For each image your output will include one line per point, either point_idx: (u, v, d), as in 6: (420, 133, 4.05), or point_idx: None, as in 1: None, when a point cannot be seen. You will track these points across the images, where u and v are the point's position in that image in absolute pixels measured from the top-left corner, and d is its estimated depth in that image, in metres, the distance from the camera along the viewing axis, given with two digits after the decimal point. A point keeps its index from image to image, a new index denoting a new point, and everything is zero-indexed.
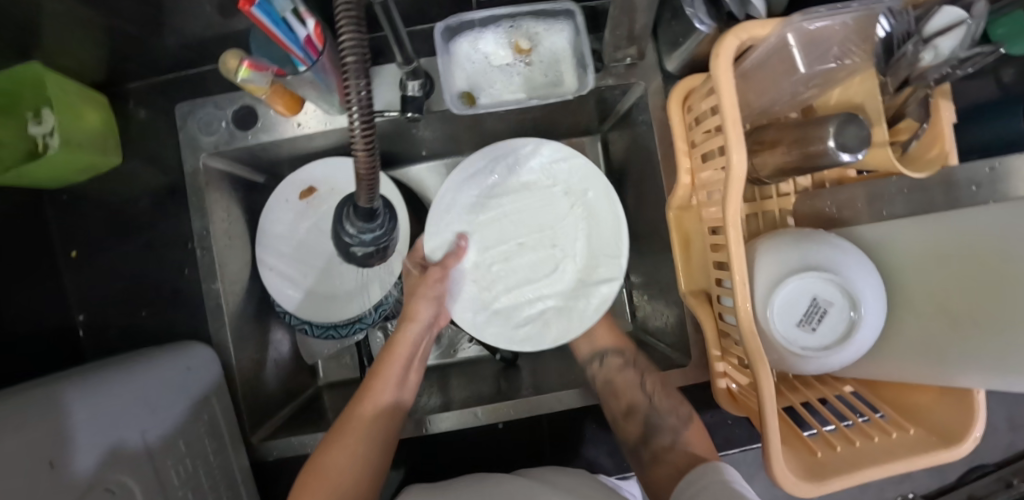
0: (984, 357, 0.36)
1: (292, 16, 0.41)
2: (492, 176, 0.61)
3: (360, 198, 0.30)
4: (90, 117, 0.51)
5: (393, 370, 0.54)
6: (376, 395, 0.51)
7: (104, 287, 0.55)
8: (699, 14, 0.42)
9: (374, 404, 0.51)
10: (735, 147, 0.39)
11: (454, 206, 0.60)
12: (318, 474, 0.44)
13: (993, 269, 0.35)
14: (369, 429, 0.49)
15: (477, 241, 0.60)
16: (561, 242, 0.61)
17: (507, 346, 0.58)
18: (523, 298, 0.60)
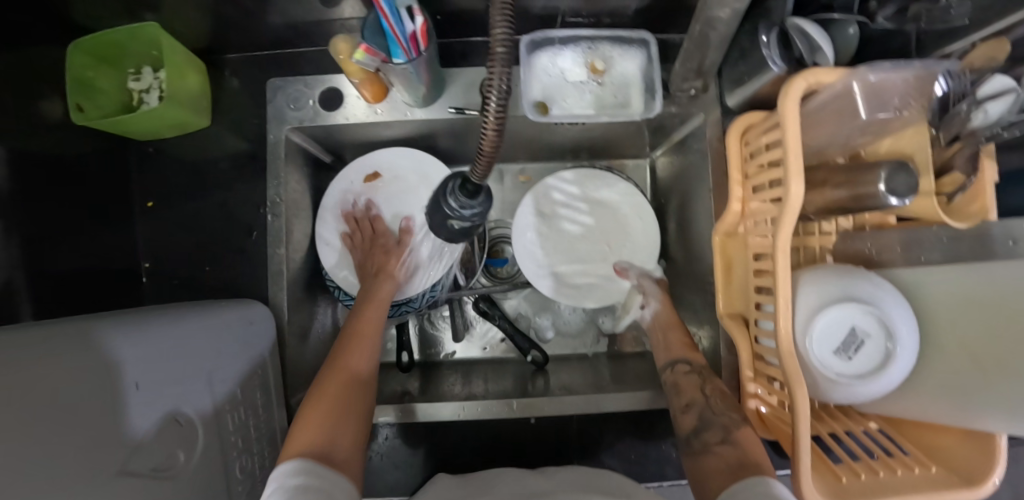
0: (1010, 399, 0.38)
1: (404, 11, 0.44)
2: (583, 181, 0.69)
3: (474, 173, 0.32)
4: (190, 79, 0.55)
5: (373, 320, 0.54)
6: (360, 339, 0.51)
7: (173, 238, 0.59)
8: (773, 56, 0.47)
9: (359, 347, 0.50)
10: (796, 179, 0.42)
11: (547, 195, 0.69)
12: (323, 398, 0.43)
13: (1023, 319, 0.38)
14: (362, 365, 0.48)
15: (553, 220, 0.68)
16: (615, 242, 0.68)
17: (555, 297, 0.66)
18: (575, 270, 0.68)
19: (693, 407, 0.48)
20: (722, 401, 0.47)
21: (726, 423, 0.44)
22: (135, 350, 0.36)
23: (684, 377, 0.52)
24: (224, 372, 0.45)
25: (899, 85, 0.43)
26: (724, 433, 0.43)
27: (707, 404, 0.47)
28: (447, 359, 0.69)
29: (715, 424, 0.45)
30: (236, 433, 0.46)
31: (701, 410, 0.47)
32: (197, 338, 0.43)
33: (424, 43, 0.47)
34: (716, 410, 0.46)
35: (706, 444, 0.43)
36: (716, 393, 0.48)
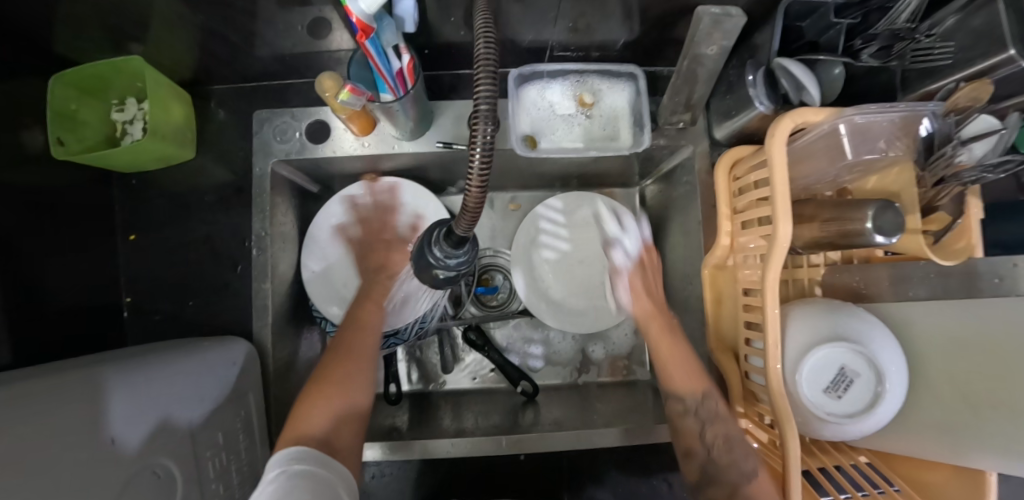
0: (1003, 444, 0.38)
1: (391, 50, 0.44)
2: (575, 204, 0.69)
3: (458, 225, 0.32)
4: (175, 111, 0.55)
5: (371, 314, 0.53)
6: (367, 321, 0.52)
7: (155, 273, 0.58)
8: (760, 95, 0.48)
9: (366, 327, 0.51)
10: (783, 219, 0.42)
11: (542, 220, 0.69)
12: (331, 378, 0.44)
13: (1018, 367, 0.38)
14: (369, 350, 0.49)
15: (550, 247, 0.69)
16: (611, 266, 0.68)
17: (558, 325, 0.66)
18: (573, 297, 0.68)
19: (695, 456, 0.48)
20: (727, 453, 0.46)
21: (737, 473, 0.44)
22: (111, 403, 0.35)
23: (682, 421, 0.50)
24: (207, 416, 0.44)
25: (884, 126, 0.44)
26: (738, 482, 0.43)
27: (710, 456, 0.47)
28: (438, 389, 0.68)
29: (722, 478, 0.45)
30: (220, 478, 0.44)
31: (704, 465, 0.47)
32: (179, 383, 0.42)
33: (412, 79, 0.46)
34: (720, 459, 0.46)
35: None
36: (718, 439, 0.47)
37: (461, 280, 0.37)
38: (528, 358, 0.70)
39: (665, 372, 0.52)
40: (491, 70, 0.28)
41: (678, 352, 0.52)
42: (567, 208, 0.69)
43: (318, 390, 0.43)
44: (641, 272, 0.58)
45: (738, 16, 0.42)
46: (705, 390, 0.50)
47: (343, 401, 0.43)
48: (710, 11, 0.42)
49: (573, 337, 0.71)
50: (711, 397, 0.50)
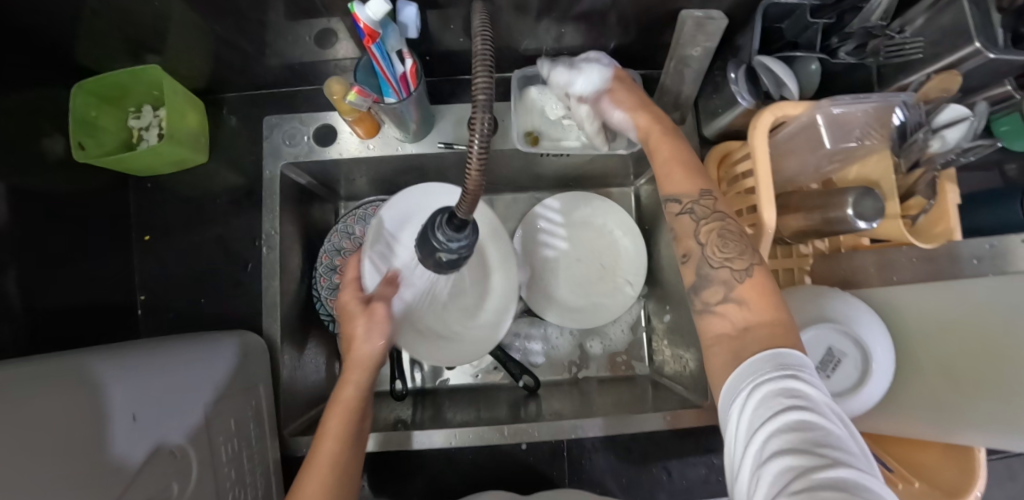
0: (998, 423, 0.40)
1: (395, 54, 0.47)
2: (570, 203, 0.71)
3: (459, 209, 0.34)
4: (190, 118, 0.58)
5: (340, 440, 0.40)
6: (327, 441, 0.40)
7: (168, 272, 0.60)
8: (742, 91, 0.50)
9: (330, 462, 0.39)
10: (767, 207, 0.45)
11: (542, 221, 0.71)
12: None
13: (1004, 350, 0.39)
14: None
15: (550, 248, 0.71)
16: (608, 263, 0.71)
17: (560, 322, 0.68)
18: (572, 294, 0.70)
19: (689, 256, 0.43)
20: (721, 249, 0.41)
21: (726, 277, 0.40)
22: (123, 385, 0.37)
23: (677, 221, 0.45)
24: (221, 404, 0.45)
25: (860, 117, 0.47)
26: (725, 290, 0.39)
27: (704, 255, 0.42)
28: (440, 386, 0.70)
29: (712, 280, 0.41)
30: (230, 463, 0.45)
31: (699, 262, 0.42)
32: (197, 370, 0.44)
33: (414, 83, 0.50)
34: (712, 258, 0.41)
35: (704, 303, 0.41)
36: (714, 238, 0.42)
37: (462, 264, 0.39)
38: (529, 354, 0.71)
39: (664, 175, 0.47)
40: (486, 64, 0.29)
41: (677, 154, 0.46)
42: (563, 209, 0.71)
43: None
44: (628, 93, 0.51)
45: (720, 19, 0.46)
46: (704, 187, 0.44)
47: None
48: (693, 14, 0.46)
49: (571, 332, 0.72)
50: (712, 193, 0.44)
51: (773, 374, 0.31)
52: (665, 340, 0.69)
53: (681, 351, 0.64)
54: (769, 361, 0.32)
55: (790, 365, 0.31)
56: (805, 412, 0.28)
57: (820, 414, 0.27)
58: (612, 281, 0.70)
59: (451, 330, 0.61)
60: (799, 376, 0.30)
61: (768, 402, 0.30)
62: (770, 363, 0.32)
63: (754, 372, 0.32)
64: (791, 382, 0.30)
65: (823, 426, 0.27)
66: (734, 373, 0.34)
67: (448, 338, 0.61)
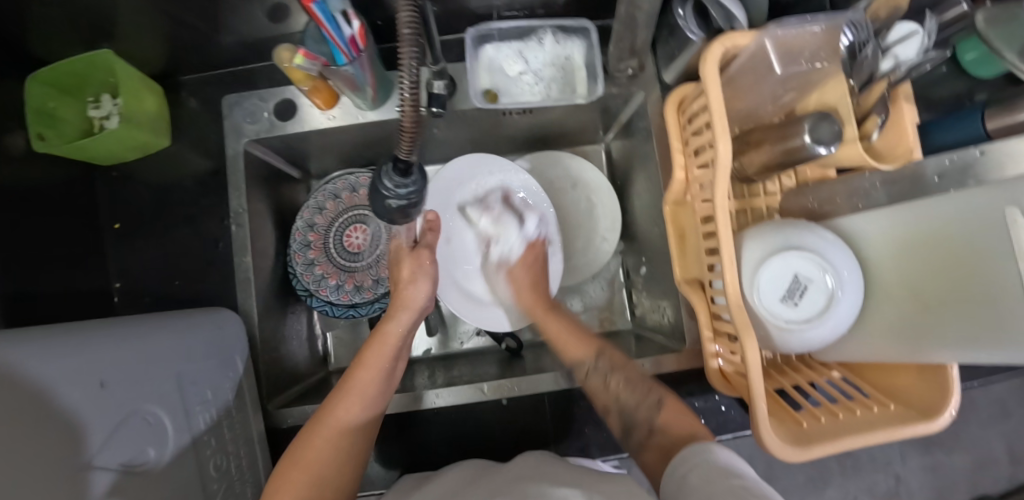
0: (974, 330, 0.39)
1: (340, 16, 0.46)
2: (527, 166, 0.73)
3: (400, 150, 0.34)
4: (148, 101, 0.58)
5: (371, 375, 0.49)
6: (362, 374, 0.48)
7: (140, 257, 0.60)
8: (691, 26, 0.50)
9: (360, 391, 0.47)
10: (722, 138, 0.45)
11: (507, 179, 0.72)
12: (301, 466, 0.42)
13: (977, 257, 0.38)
14: (348, 428, 0.46)
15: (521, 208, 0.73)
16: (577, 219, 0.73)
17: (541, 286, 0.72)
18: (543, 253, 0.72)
19: (610, 410, 0.51)
20: (631, 392, 0.50)
21: (648, 414, 0.48)
22: (103, 350, 0.37)
23: (590, 381, 0.54)
24: (196, 375, 0.46)
25: (809, 39, 0.46)
26: (650, 424, 0.47)
27: (622, 403, 0.50)
28: (425, 356, 0.72)
29: (637, 421, 0.49)
30: (210, 431, 0.46)
31: (620, 412, 0.50)
32: (169, 340, 0.45)
33: (364, 45, 0.49)
34: (627, 402, 0.50)
35: (639, 440, 0.47)
36: (620, 385, 0.51)
37: (413, 211, 0.39)
38: None
39: (561, 343, 0.57)
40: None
41: (563, 327, 0.59)
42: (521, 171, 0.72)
43: (296, 461, 0.42)
44: (525, 272, 0.64)
45: None
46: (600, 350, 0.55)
47: (317, 485, 0.42)
48: None
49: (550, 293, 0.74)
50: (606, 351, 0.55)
51: (702, 462, 0.38)
52: (644, 291, 0.71)
53: (661, 300, 0.66)
54: (696, 454, 0.39)
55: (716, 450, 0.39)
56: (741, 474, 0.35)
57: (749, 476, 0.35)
58: (583, 238, 0.72)
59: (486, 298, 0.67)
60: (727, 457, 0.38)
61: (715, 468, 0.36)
62: (693, 458, 0.39)
63: (693, 458, 0.39)
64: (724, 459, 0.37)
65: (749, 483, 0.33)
66: (671, 464, 0.41)
67: (484, 307, 0.67)
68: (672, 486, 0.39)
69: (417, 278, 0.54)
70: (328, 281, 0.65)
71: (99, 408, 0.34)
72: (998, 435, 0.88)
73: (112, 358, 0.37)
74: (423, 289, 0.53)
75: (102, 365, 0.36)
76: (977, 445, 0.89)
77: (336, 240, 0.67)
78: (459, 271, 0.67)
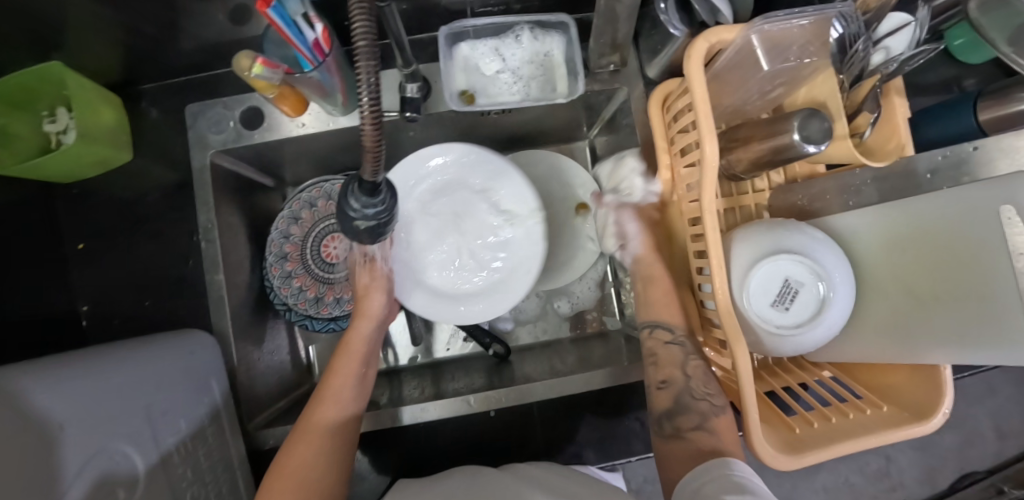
0: (969, 333, 0.38)
1: (302, 19, 0.43)
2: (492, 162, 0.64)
3: (365, 171, 0.31)
4: (105, 114, 0.54)
5: (342, 379, 0.50)
6: (333, 379, 0.50)
7: (107, 278, 0.57)
8: (673, 20, 0.47)
9: (335, 396, 0.48)
10: (708, 138, 0.43)
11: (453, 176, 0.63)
12: (284, 472, 0.41)
13: (970, 254, 0.37)
14: (329, 430, 0.45)
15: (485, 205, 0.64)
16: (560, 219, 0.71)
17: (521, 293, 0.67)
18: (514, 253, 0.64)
19: (671, 384, 0.47)
20: (705, 385, 0.47)
21: (708, 409, 0.45)
22: (63, 391, 0.34)
23: (665, 349, 0.50)
24: (167, 405, 0.44)
25: (796, 33, 0.44)
26: (699, 419, 0.45)
27: (687, 384, 0.47)
28: (411, 364, 0.70)
29: (691, 408, 0.46)
30: (185, 462, 0.44)
31: (680, 391, 0.47)
32: (137, 373, 0.43)
33: (329, 49, 0.46)
34: (693, 385, 0.47)
35: (677, 429, 0.45)
36: (698, 371, 0.48)
37: (384, 230, 0.37)
38: (497, 321, 0.71)
39: (648, 301, 0.54)
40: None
41: (664, 288, 0.54)
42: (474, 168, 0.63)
43: (279, 469, 0.42)
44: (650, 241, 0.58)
45: None
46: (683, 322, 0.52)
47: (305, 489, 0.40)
48: None
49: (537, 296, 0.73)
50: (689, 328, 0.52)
51: (719, 477, 0.37)
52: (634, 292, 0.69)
53: None
54: (714, 469, 0.38)
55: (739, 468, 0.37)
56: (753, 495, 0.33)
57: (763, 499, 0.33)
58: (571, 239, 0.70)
59: (461, 294, 0.61)
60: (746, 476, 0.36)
61: (728, 485, 0.35)
62: (711, 472, 0.38)
63: (709, 473, 0.38)
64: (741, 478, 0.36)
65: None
66: (688, 475, 0.40)
67: (461, 301, 0.60)
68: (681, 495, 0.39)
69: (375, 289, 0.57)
70: (307, 294, 0.63)
71: (66, 450, 0.32)
72: (986, 413, 0.89)
73: (72, 397, 0.35)
74: (380, 297, 0.56)
75: (62, 407, 0.33)
76: (965, 424, 0.89)
77: (314, 250, 0.64)
78: (431, 267, 0.61)
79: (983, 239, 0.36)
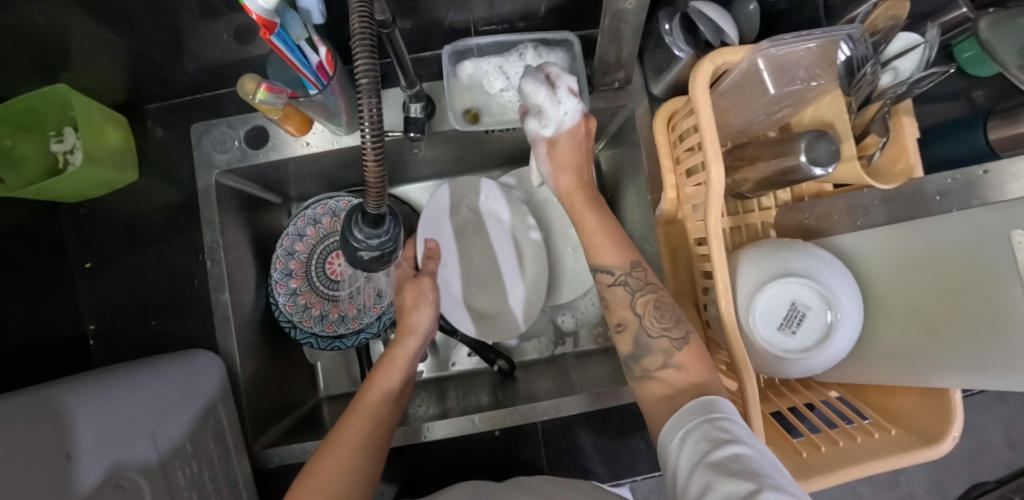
0: (969, 361, 0.38)
1: (306, 44, 0.43)
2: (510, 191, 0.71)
3: (369, 203, 0.30)
4: (112, 135, 0.55)
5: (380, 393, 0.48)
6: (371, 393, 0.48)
7: (113, 297, 0.58)
8: (678, 42, 0.47)
9: (370, 412, 0.46)
10: (713, 161, 0.42)
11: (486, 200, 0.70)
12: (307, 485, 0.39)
13: (972, 281, 0.37)
14: (363, 448, 0.43)
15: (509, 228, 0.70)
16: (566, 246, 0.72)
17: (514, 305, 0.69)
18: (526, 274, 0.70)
19: (626, 326, 0.44)
20: (659, 320, 0.42)
21: (666, 347, 0.41)
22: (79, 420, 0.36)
23: (610, 292, 0.45)
24: (172, 428, 0.44)
25: (802, 55, 0.44)
26: (664, 357, 0.41)
27: (641, 325, 0.43)
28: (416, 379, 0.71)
29: (653, 348, 0.42)
30: (192, 486, 0.44)
31: (636, 333, 0.43)
32: (141, 398, 0.43)
33: (333, 71, 0.46)
34: (647, 329, 0.42)
35: (646, 371, 0.42)
36: (648, 308, 0.43)
37: (391, 258, 0.37)
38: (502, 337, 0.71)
39: (592, 244, 0.47)
40: (368, 25, 0.24)
41: (605, 228, 0.47)
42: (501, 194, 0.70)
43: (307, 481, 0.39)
44: (572, 145, 0.50)
45: None
46: (634, 260, 0.45)
47: None
48: None
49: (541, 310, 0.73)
50: (640, 264, 0.45)
51: (700, 422, 0.33)
52: None
53: None
54: (695, 414, 0.34)
55: (719, 410, 0.33)
56: (740, 446, 0.29)
57: (752, 450, 0.29)
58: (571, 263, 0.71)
59: (490, 311, 0.68)
60: (727, 419, 0.32)
61: (708, 436, 0.31)
62: (692, 417, 0.34)
63: (687, 419, 0.34)
64: (721, 423, 0.32)
65: (751, 454, 0.29)
66: (666, 424, 0.36)
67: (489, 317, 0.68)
68: (663, 451, 0.35)
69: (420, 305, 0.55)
70: (311, 312, 0.63)
71: None
72: (997, 421, 0.88)
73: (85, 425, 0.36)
74: (427, 313, 0.54)
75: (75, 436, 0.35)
76: (976, 434, 0.88)
77: (319, 267, 0.65)
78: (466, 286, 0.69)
79: (986, 265, 0.36)
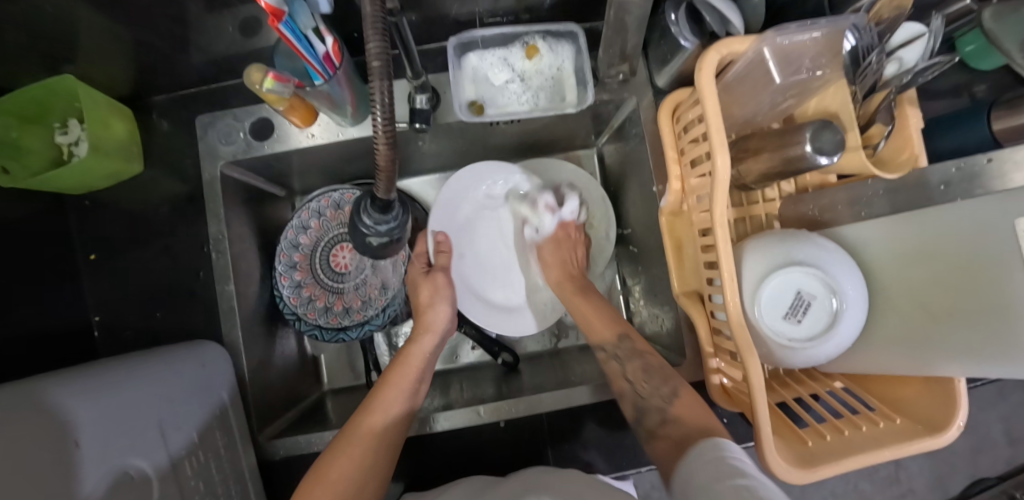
0: (972, 348, 0.38)
1: (312, 33, 0.43)
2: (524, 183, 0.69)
3: (378, 187, 0.30)
4: (117, 127, 0.55)
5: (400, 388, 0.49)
6: (389, 387, 0.49)
7: (118, 289, 0.58)
8: (684, 32, 0.47)
9: (389, 407, 0.47)
10: (719, 150, 0.42)
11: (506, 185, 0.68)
12: (321, 478, 0.40)
13: (969, 273, 0.38)
14: (378, 442, 0.45)
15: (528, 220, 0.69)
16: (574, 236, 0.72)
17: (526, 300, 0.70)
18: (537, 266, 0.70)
19: (624, 397, 0.51)
20: (645, 382, 0.49)
21: (660, 404, 0.47)
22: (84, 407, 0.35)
23: (608, 367, 0.54)
24: (179, 417, 0.44)
25: (808, 45, 0.44)
26: (665, 412, 0.46)
27: (635, 391, 0.50)
28: None
29: (650, 409, 0.47)
30: (199, 475, 0.44)
31: (633, 399, 0.50)
32: (147, 386, 0.43)
33: (339, 61, 0.46)
34: (640, 392, 0.49)
35: (651, 430, 0.46)
36: (638, 374, 0.50)
37: (398, 244, 0.37)
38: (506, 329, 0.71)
39: (588, 325, 0.58)
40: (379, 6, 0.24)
41: (593, 306, 0.59)
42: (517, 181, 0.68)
43: (321, 472, 0.41)
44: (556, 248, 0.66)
45: None
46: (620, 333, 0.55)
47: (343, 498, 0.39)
48: None
49: None
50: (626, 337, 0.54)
51: (713, 458, 0.35)
52: (642, 301, 0.71)
53: (659, 310, 0.65)
54: (709, 451, 0.37)
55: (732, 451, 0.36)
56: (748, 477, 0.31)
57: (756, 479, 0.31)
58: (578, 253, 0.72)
59: (510, 303, 0.68)
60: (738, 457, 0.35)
61: (721, 466, 0.34)
62: (705, 456, 0.37)
63: (699, 459, 0.37)
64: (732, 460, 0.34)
65: (757, 485, 0.30)
66: (683, 460, 0.39)
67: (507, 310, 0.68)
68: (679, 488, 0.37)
69: (435, 301, 0.59)
70: (316, 304, 0.64)
71: (74, 466, 0.31)
72: (998, 417, 0.88)
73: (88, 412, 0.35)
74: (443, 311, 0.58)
75: (79, 422, 0.34)
76: (976, 430, 0.88)
77: (324, 260, 0.65)
78: (484, 277, 0.68)
79: (982, 256, 0.36)
